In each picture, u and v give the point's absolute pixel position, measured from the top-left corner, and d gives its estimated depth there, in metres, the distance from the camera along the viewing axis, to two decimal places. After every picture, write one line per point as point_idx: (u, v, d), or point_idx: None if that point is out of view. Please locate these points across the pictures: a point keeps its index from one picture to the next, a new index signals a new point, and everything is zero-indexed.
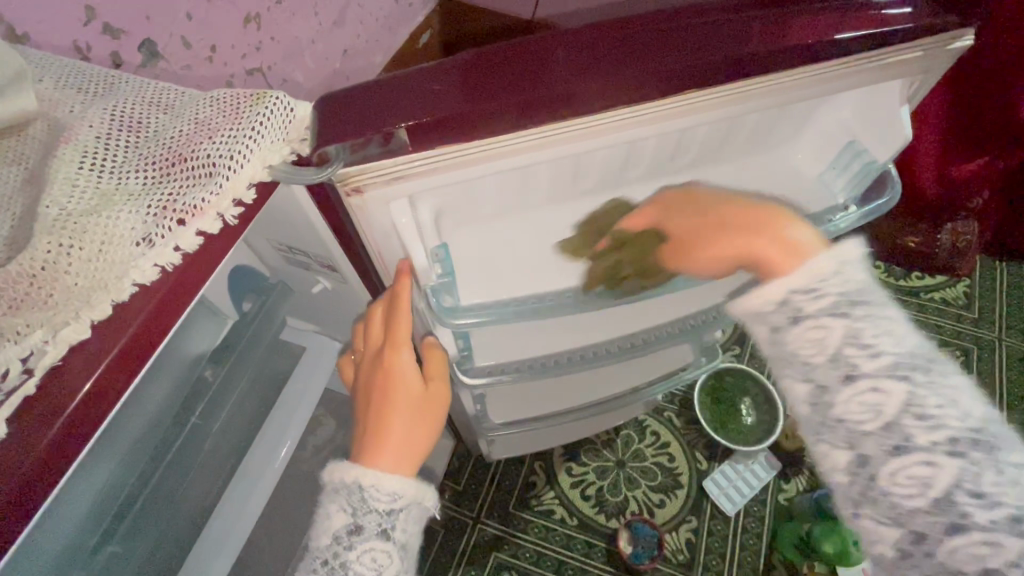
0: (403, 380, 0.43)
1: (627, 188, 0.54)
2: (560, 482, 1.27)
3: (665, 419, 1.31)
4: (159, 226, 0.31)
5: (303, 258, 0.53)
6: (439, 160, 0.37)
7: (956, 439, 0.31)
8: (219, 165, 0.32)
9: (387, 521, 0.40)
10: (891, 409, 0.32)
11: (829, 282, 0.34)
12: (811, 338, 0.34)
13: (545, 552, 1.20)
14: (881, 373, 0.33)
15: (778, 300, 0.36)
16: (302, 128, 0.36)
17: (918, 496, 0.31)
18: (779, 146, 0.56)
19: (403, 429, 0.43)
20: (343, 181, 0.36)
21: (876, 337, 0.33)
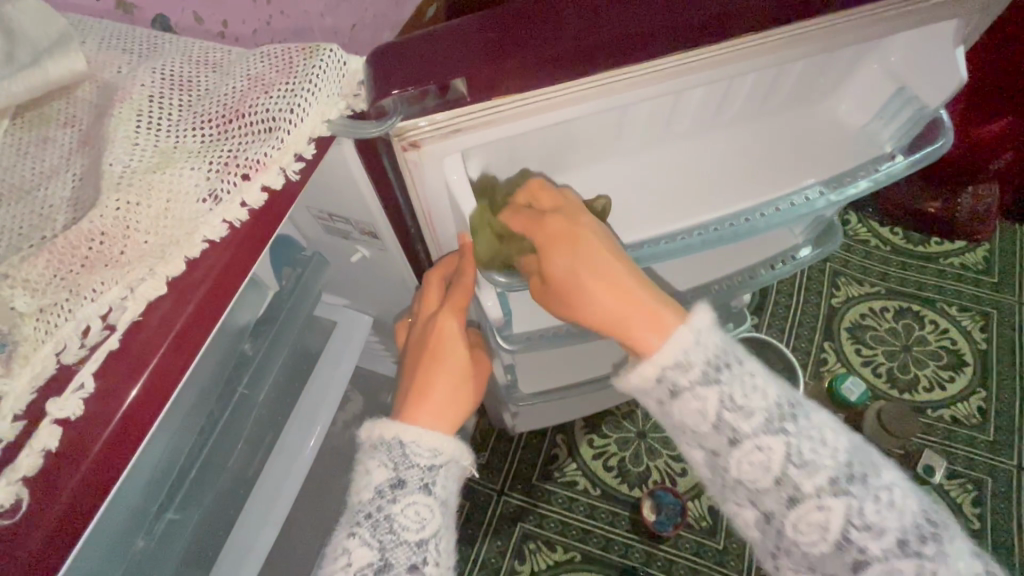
0: (451, 343, 0.42)
1: (666, 147, 0.53)
2: (582, 454, 1.28)
3: None
4: (224, 182, 0.31)
5: (344, 227, 0.53)
6: (497, 111, 0.36)
7: (830, 483, 0.32)
8: (279, 120, 0.32)
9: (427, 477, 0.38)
10: (776, 466, 0.33)
11: (691, 356, 0.34)
12: (690, 410, 0.34)
13: (569, 522, 1.22)
14: (821, 492, 0.32)
15: (654, 378, 0.35)
16: (355, 83, 0.35)
17: (818, 541, 0.33)
18: (819, 100, 0.55)
19: (443, 391, 0.41)
20: (400, 135, 0.36)
21: (747, 397, 0.34)
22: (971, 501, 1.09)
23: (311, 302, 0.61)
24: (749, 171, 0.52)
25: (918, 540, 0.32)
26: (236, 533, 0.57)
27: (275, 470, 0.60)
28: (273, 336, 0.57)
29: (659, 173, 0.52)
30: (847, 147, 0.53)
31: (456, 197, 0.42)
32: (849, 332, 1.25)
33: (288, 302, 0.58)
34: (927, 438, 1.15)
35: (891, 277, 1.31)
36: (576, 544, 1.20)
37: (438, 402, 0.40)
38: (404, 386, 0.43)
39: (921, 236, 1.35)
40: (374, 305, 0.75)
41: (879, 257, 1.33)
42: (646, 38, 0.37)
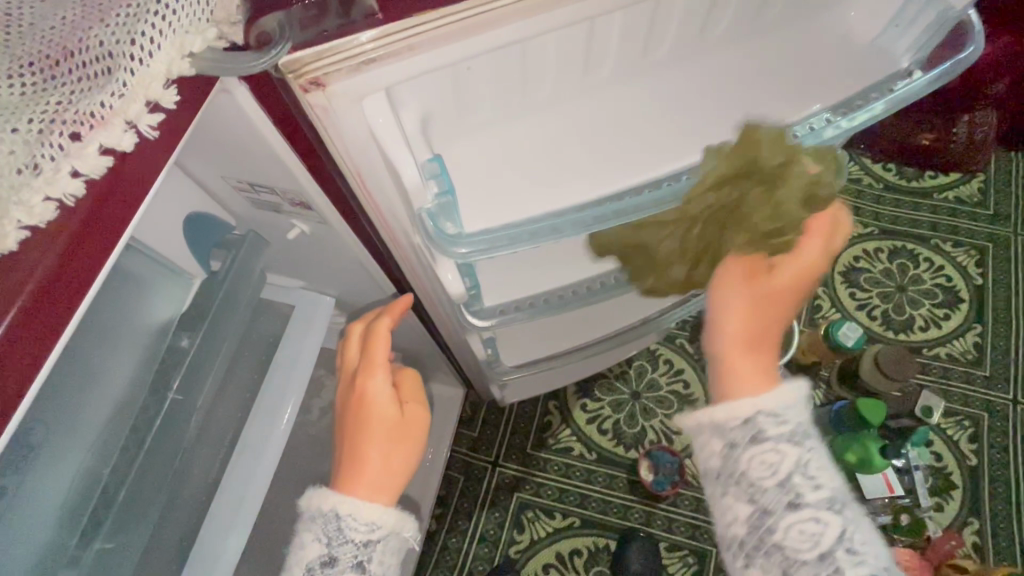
0: (373, 405, 0.40)
1: (644, 79, 0.45)
2: (576, 420, 1.25)
3: (677, 345, 1.31)
4: (47, 144, 0.22)
5: (271, 197, 0.44)
6: (420, 30, 0.28)
7: (827, 505, 0.34)
8: (119, 54, 0.24)
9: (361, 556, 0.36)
10: (786, 469, 0.34)
11: (771, 418, 0.35)
12: (763, 461, 0.34)
13: (566, 488, 1.20)
14: (819, 506, 0.34)
15: (742, 419, 0.36)
16: (230, 5, 0.26)
17: (807, 553, 0.33)
18: (820, 13, 0.47)
19: (379, 455, 0.39)
20: (295, 70, 0.28)
21: (817, 471, 0.35)
22: (968, 438, 1.07)
23: (252, 287, 0.54)
24: (743, 100, 0.44)
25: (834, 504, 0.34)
26: (197, 549, 0.52)
27: (236, 475, 0.54)
28: (209, 329, 0.50)
29: (639, 109, 0.44)
30: (856, 66, 0.45)
31: (388, 151, 0.34)
32: (843, 276, 1.20)
33: (222, 290, 0.51)
34: (923, 379, 1.12)
35: (885, 216, 1.25)
36: (574, 509, 1.18)
37: (373, 470, 0.38)
38: (340, 458, 0.40)
39: (914, 171, 1.28)
40: (333, 285, 0.68)
41: (871, 196, 1.27)
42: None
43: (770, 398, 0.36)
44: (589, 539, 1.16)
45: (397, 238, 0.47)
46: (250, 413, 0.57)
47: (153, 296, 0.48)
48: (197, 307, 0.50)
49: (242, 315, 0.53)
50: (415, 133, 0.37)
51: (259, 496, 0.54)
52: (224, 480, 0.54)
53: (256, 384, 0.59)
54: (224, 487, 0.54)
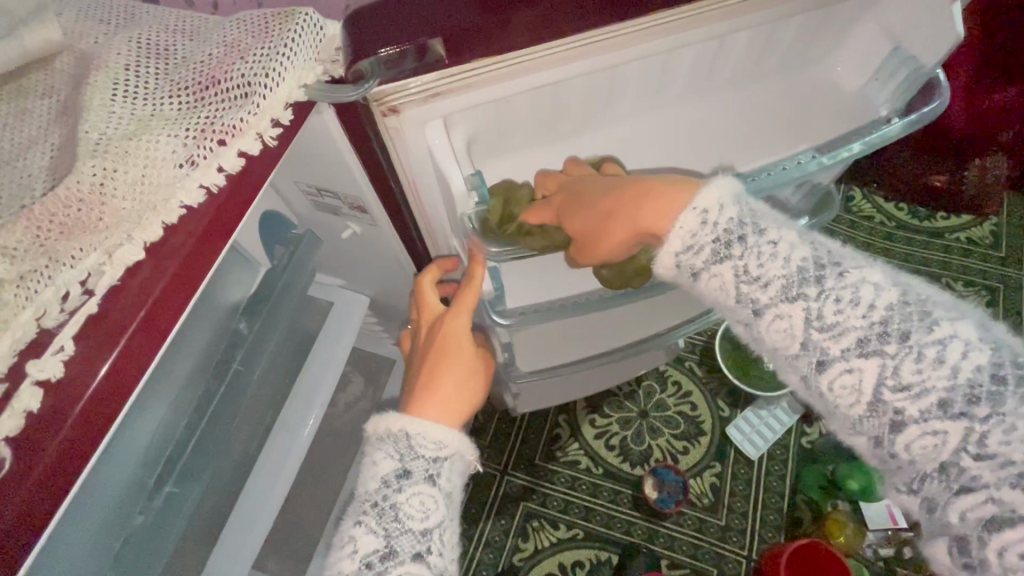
0: (456, 342, 0.47)
1: (660, 116, 0.52)
2: (584, 434, 1.30)
3: (687, 368, 1.38)
4: (201, 147, 0.30)
5: (333, 201, 0.52)
6: (475, 73, 0.36)
7: (858, 344, 0.33)
8: (256, 84, 0.32)
9: (426, 466, 0.42)
10: (800, 328, 0.35)
11: (703, 232, 0.37)
12: (778, 329, 0.36)
13: (571, 500, 1.24)
14: (847, 354, 0.33)
15: (677, 254, 0.38)
16: (333, 48, 0.35)
17: (855, 404, 0.34)
18: (812, 66, 0.54)
19: (453, 387, 0.46)
20: (379, 101, 0.36)
21: (843, 307, 0.34)
22: None
23: (304, 278, 0.61)
24: (742, 138, 0.51)
25: (875, 336, 0.33)
26: (240, 508, 0.58)
27: (275, 447, 0.61)
28: (267, 314, 0.57)
29: (652, 141, 0.51)
30: (844, 116, 0.52)
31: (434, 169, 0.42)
32: None
33: (281, 280, 0.58)
34: None
35: (895, 253, 1.29)
36: (579, 522, 1.22)
37: (443, 400, 0.45)
38: (413, 385, 0.47)
39: (927, 212, 1.32)
40: (369, 284, 0.77)
41: (883, 234, 1.31)
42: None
43: (683, 214, 0.38)
44: (591, 552, 1.19)
45: (435, 236, 0.55)
46: (292, 391, 0.65)
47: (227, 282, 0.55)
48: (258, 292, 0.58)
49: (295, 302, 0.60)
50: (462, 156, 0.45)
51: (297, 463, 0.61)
52: (267, 446, 0.61)
53: (299, 365, 0.67)
54: (267, 453, 0.61)
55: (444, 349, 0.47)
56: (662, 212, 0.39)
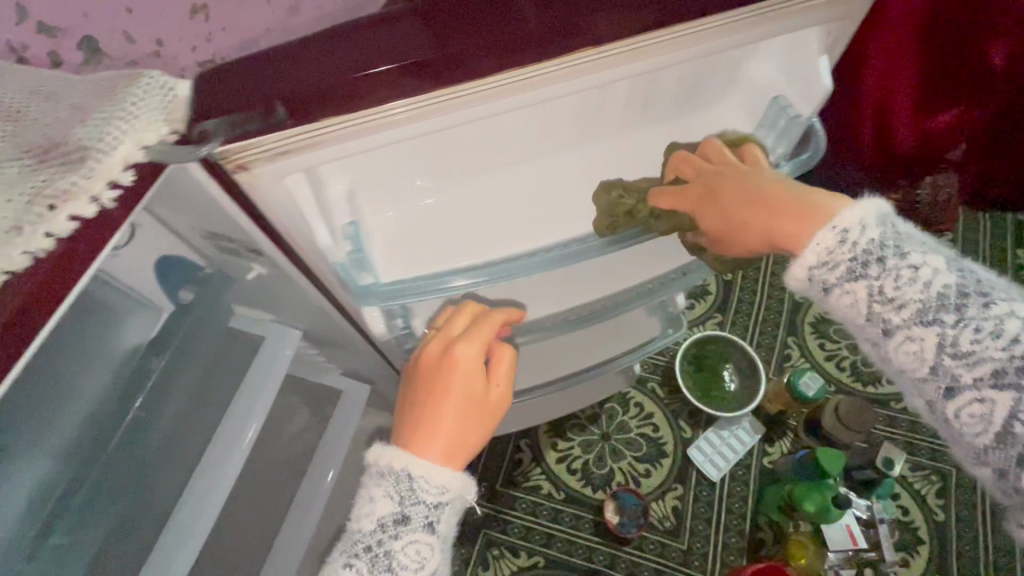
0: (459, 381, 0.59)
1: (510, 172, 0.64)
2: (547, 459, 1.41)
3: (649, 390, 1.48)
4: (29, 212, 0.31)
5: (234, 248, 0.54)
6: (317, 134, 0.41)
7: (981, 302, 0.47)
8: (90, 148, 0.33)
9: (433, 505, 0.54)
10: (918, 307, 0.48)
11: (836, 252, 0.50)
12: (844, 301, 0.51)
13: (533, 526, 1.34)
14: (910, 324, 0.48)
15: (817, 256, 0.51)
16: (178, 110, 0.37)
17: (917, 365, 0.49)
18: (641, 128, 0.66)
19: (456, 424, 0.58)
20: (227, 159, 0.40)
21: (899, 290, 0.48)
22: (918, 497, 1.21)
23: (214, 314, 0.66)
24: (577, 191, 0.64)
25: (934, 306, 0.48)
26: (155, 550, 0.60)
27: (191, 501, 0.62)
28: (176, 350, 0.63)
29: (503, 193, 0.63)
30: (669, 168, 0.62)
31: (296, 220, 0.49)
32: None
33: (187, 321, 0.64)
34: None
35: None
36: (538, 549, 1.32)
37: (444, 439, 0.57)
38: (415, 420, 0.58)
39: None
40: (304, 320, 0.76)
41: None
42: (441, 62, 0.41)
43: (824, 232, 0.50)
44: None
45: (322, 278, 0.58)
46: (213, 439, 0.65)
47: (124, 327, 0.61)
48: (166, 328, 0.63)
49: (204, 337, 0.66)
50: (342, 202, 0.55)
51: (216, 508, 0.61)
52: (185, 491, 0.62)
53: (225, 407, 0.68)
54: (185, 499, 0.62)
55: (449, 384, 0.59)
56: (785, 229, 0.53)
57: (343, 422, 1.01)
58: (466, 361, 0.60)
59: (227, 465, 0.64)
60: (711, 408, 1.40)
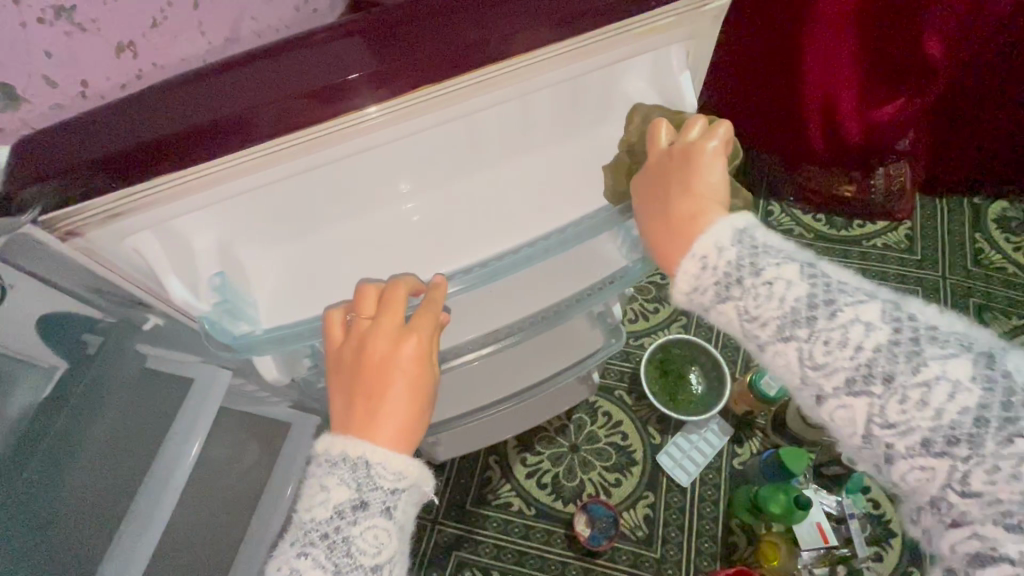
0: (397, 375, 0.55)
1: (390, 210, 0.69)
2: (516, 475, 1.39)
3: (616, 398, 1.47)
4: None
5: (117, 297, 0.63)
6: (133, 198, 0.51)
7: (915, 376, 0.44)
8: None
9: (389, 504, 0.51)
10: (856, 404, 0.46)
11: (703, 277, 0.52)
12: (779, 362, 0.50)
13: (504, 545, 1.32)
14: (839, 393, 0.47)
15: (692, 276, 0.53)
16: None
17: (850, 433, 0.48)
18: (519, 158, 0.72)
19: (408, 410, 0.55)
20: (57, 227, 0.51)
21: (825, 357, 0.47)
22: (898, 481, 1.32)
23: (123, 362, 0.68)
24: (452, 222, 0.70)
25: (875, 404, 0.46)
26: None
27: (122, 543, 0.65)
28: (81, 403, 0.63)
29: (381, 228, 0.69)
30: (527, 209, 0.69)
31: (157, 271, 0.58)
32: None
33: (91, 372, 0.65)
34: None
35: None
36: (511, 567, 1.30)
37: (395, 424, 0.54)
38: (354, 409, 0.55)
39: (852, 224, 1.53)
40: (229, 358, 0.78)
41: None
42: (225, 127, 0.51)
43: (687, 261, 0.53)
44: None
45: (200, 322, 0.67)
46: (149, 470, 0.69)
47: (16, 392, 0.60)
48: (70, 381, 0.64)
49: (118, 381, 0.67)
50: (212, 255, 0.62)
51: (153, 538, 0.66)
52: (126, 519, 0.66)
53: (158, 440, 0.70)
54: (126, 529, 0.66)
55: (389, 375, 0.55)
56: (673, 245, 0.56)
57: (290, 455, 1.00)
58: (403, 354, 0.56)
59: (166, 492, 0.68)
60: (677, 413, 1.39)
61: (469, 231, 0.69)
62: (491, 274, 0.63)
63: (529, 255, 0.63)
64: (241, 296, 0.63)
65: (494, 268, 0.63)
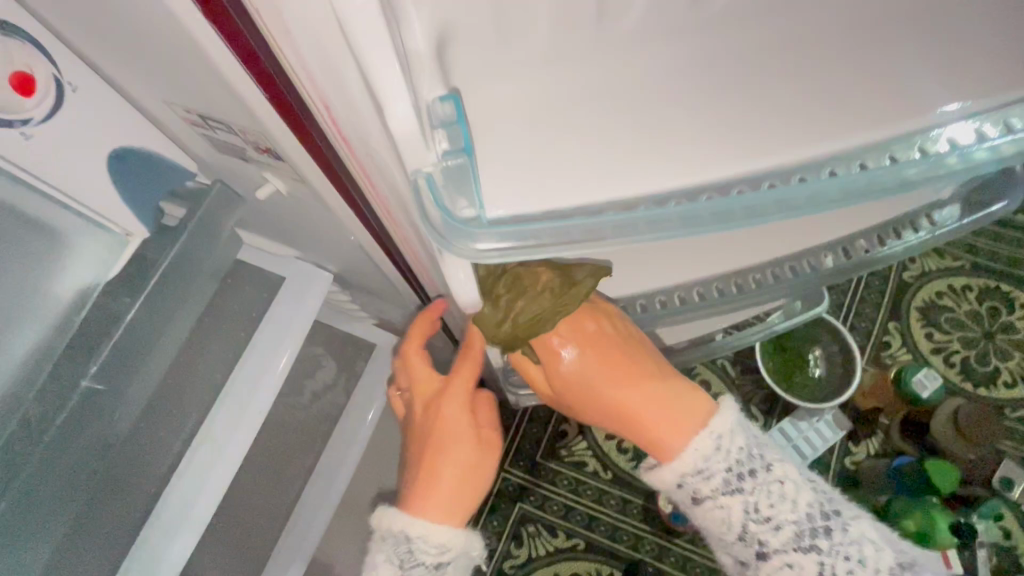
0: (451, 438, 0.61)
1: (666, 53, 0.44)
2: (594, 433, 1.25)
3: (718, 367, 1.28)
4: None
5: (225, 135, 0.41)
6: None
7: (794, 528, 0.57)
8: None
9: (722, 440, 0.59)
10: (746, 509, 0.57)
11: (713, 464, 0.58)
12: (706, 507, 0.59)
13: (574, 505, 1.20)
14: (787, 538, 0.57)
15: (688, 465, 0.59)
16: None
17: (720, 522, 0.60)
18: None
19: (658, 422, 0.63)
20: None
21: (774, 495, 0.57)
22: None
23: (215, 247, 0.52)
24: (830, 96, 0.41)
25: (733, 478, 0.58)
26: (163, 507, 0.52)
27: (188, 474, 0.54)
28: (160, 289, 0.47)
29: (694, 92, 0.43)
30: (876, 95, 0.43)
31: (367, 57, 0.30)
32: (920, 313, 1.31)
33: (176, 245, 0.48)
34: (1004, 445, 1.21)
35: (978, 251, 1.35)
36: (578, 531, 1.18)
37: (452, 497, 0.60)
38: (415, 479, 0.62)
39: None
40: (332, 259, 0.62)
41: (966, 231, 1.37)
42: None
43: (704, 441, 0.59)
44: (590, 566, 1.16)
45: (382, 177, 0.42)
46: (231, 375, 0.57)
47: (67, 260, 0.45)
48: (146, 258, 0.48)
49: (199, 262, 0.50)
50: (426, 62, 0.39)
51: (240, 450, 0.55)
52: (194, 443, 0.55)
53: (246, 340, 0.59)
54: (207, 435, 0.55)
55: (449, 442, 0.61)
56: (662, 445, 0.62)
57: (371, 382, 0.84)
58: (448, 417, 0.62)
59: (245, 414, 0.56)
60: (791, 396, 1.20)
61: (739, 131, 0.42)
62: (675, 226, 0.38)
63: (843, 186, 0.39)
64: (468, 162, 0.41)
65: (788, 200, 0.39)
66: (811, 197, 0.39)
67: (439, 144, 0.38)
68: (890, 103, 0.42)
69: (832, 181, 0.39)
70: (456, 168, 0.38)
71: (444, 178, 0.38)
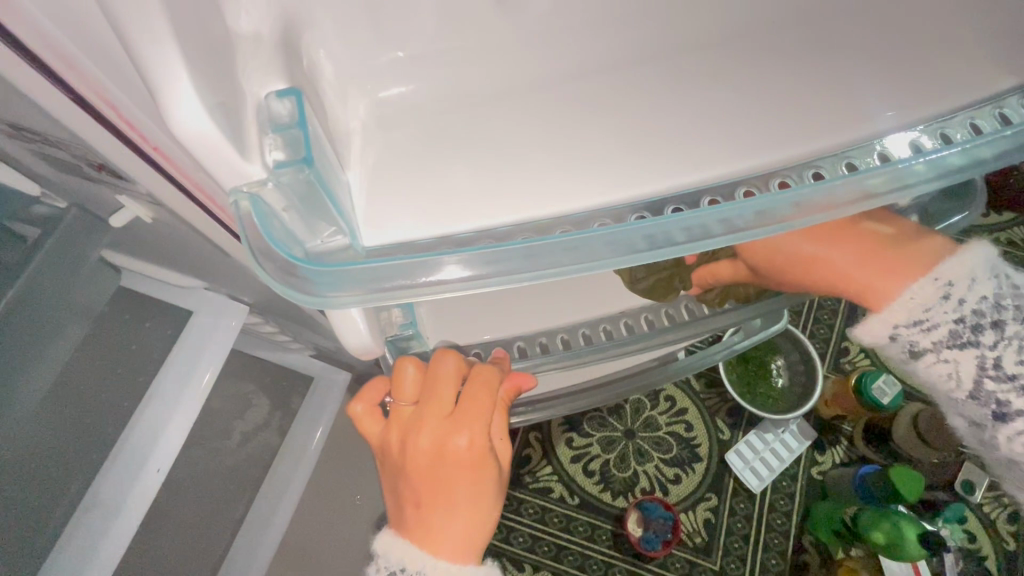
0: (457, 469, 0.45)
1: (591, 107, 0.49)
2: (559, 456, 1.19)
3: (683, 382, 1.25)
4: None
5: (67, 155, 0.38)
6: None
7: (949, 336, 0.40)
8: None
9: (955, 288, 0.39)
10: (965, 373, 0.41)
11: (937, 311, 0.40)
12: (939, 370, 0.42)
13: (541, 536, 1.14)
14: (939, 347, 0.40)
15: (886, 335, 0.42)
16: None
17: (953, 386, 0.42)
18: None
19: (871, 276, 0.42)
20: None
21: (972, 290, 0.39)
22: (1006, 518, 1.10)
23: (79, 277, 0.44)
24: None
25: (968, 328, 0.39)
26: None
27: (71, 546, 0.46)
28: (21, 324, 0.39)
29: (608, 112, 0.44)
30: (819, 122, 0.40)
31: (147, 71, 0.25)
32: None
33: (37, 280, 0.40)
34: None
35: None
36: (546, 562, 1.12)
37: (464, 534, 0.46)
38: (413, 505, 0.47)
39: None
40: (244, 289, 0.55)
41: None
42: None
43: (923, 287, 0.40)
44: None
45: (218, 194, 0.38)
46: (126, 431, 0.49)
47: None
48: None
49: (68, 297, 0.43)
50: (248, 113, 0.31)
51: (137, 513, 0.47)
52: (82, 508, 0.46)
53: (143, 389, 0.51)
54: (94, 499, 0.47)
55: (459, 474, 0.45)
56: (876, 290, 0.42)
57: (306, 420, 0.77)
58: (461, 446, 0.44)
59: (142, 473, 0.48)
60: (755, 408, 1.16)
61: (605, 140, 0.41)
62: (589, 257, 0.34)
63: (800, 201, 0.35)
64: (323, 168, 0.32)
65: (737, 220, 0.34)
66: (763, 213, 0.35)
67: (269, 154, 0.29)
68: (821, 118, 0.40)
69: (755, 206, 0.34)
70: (299, 184, 0.30)
71: (287, 195, 0.31)
